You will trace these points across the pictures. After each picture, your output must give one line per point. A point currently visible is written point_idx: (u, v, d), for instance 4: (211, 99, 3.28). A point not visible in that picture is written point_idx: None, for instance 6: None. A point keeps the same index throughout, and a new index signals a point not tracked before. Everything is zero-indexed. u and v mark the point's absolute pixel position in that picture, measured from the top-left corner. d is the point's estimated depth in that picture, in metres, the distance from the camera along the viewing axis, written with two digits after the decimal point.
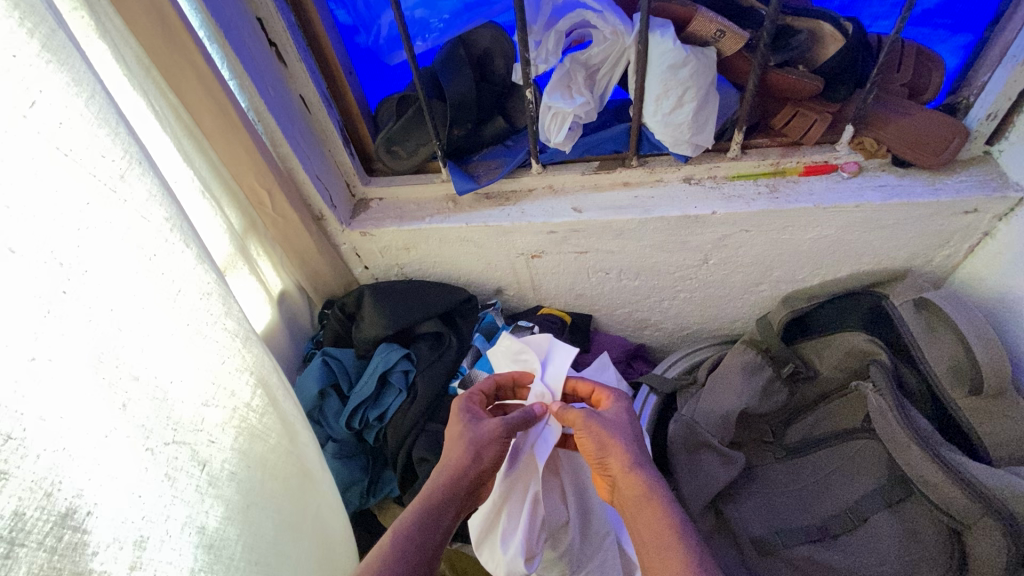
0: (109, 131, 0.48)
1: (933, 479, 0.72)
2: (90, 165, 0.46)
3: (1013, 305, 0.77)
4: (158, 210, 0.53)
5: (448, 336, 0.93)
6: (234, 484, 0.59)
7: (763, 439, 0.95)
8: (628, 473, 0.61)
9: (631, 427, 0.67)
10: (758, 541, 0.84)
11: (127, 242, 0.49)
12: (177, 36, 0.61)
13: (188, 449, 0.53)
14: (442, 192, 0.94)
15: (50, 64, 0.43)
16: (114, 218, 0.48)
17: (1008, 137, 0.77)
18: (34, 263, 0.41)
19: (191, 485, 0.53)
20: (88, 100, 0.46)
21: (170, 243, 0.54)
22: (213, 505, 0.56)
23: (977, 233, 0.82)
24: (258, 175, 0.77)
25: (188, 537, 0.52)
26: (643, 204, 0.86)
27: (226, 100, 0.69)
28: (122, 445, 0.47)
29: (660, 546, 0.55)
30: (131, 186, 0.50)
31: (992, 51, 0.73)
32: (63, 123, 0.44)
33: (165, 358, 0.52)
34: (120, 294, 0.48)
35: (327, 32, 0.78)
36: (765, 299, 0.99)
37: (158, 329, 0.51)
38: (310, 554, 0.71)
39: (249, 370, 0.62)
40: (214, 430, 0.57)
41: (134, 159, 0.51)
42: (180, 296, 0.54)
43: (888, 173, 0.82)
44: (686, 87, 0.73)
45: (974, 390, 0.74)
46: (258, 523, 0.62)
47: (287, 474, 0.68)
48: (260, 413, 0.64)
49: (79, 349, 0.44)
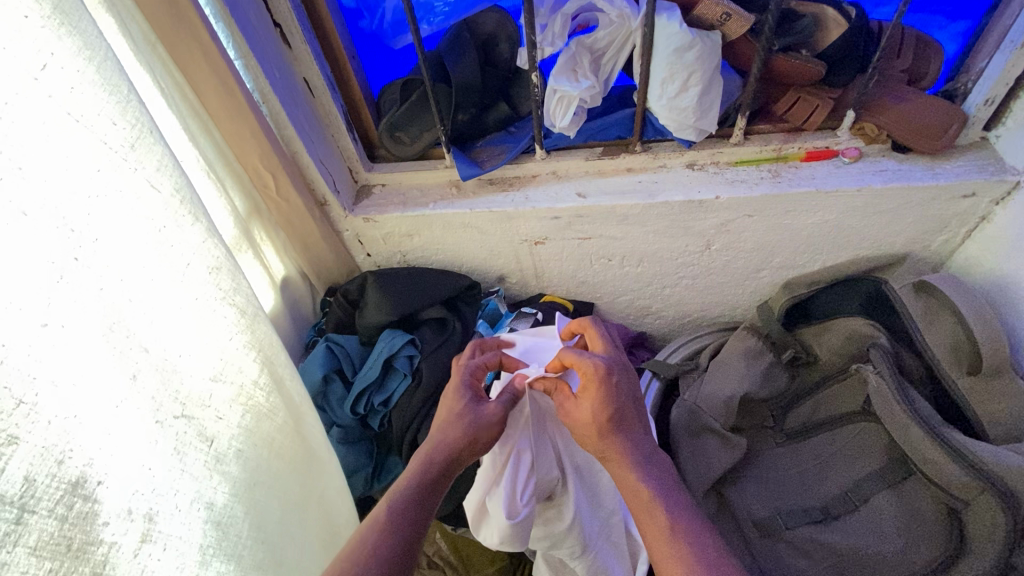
0: (119, 99, 0.48)
1: (932, 457, 0.73)
2: (100, 131, 0.45)
3: (1011, 287, 0.78)
4: (168, 182, 0.52)
5: (453, 321, 0.93)
6: (240, 462, 0.58)
7: (764, 424, 0.95)
8: (631, 475, 0.60)
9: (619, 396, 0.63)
10: (759, 521, 0.85)
11: (137, 212, 0.49)
12: (185, 15, 0.61)
13: (196, 424, 0.53)
14: (445, 178, 0.93)
15: (62, 29, 0.42)
16: (123, 188, 0.47)
17: (1005, 123, 0.79)
18: (44, 227, 0.40)
19: (199, 460, 0.53)
20: (99, 67, 0.46)
21: (179, 216, 0.53)
22: (220, 482, 0.55)
23: (975, 218, 0.84)
24: (262, 158, 0.76)
25: (197, 512, 0.52)
26: (647, 189, 0.87)
27: (232, 79, 0.68)
28: (131, 416, 0.46)
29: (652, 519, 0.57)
30: (142, 155, 0.50)
31: (989, 38, 0.74)
32: (74, 88, 0.43)
33: (173, 331, 0.51)
34: (128, 265, 0.47)
35: (332, 14, 0.77)
36: (765, 286, 1.00)
37: (166, 301, 0.51)
38: (315, 537, 0.71)
39: (256, 349, 0.62)
40: (222, 406, 0.56)
41: (144, 129, 0.50)
42: (189, 270, 0.54)
43: (888, 158, 0.83)
44: (692, 70, 0.73)
45: (972, 369, 0.76)
46: (263, 504, 0.61)
47: (293, 455, 0.68)
48: (267, 393, 0.64)
49: (88, 318, 0.43)
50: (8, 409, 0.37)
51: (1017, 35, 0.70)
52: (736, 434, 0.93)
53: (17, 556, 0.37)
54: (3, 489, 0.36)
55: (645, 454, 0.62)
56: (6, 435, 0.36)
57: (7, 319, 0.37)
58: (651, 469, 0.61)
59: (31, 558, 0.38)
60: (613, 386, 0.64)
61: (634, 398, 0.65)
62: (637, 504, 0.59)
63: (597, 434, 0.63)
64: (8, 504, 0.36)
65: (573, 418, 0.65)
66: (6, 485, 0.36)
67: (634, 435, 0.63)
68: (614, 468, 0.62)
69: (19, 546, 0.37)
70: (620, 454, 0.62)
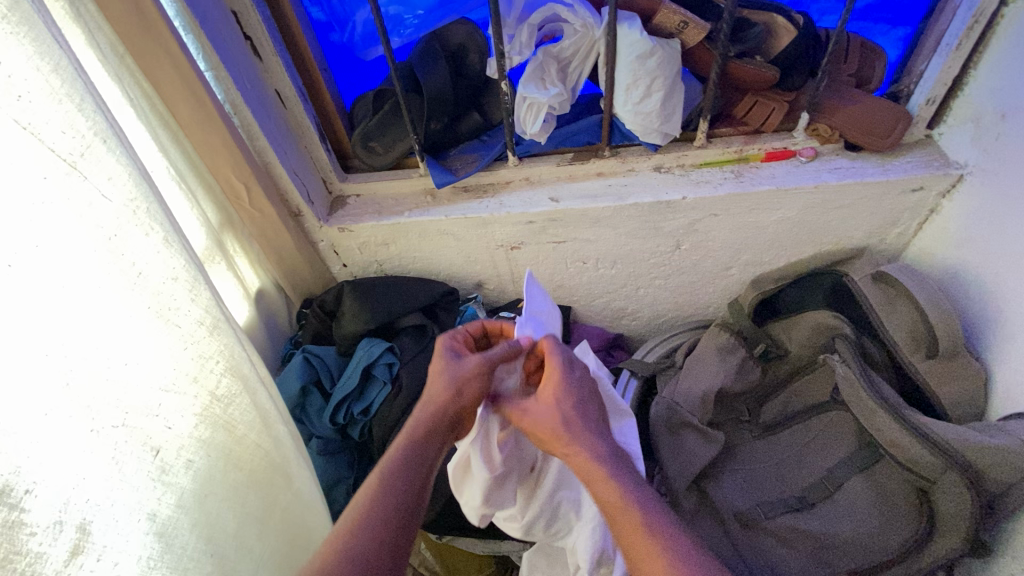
0: (74, 107, 0.47)
1: (897, 439, 0.76)
2: (48, 138, 0.45)
3: (960, 275, 0.83)
4: (120, 190, 0.52)
5: (431, 328, 0.94)
6: (191, 473, 0.57)
7: (740, 417, 0.97)
8: (597, 467, 0.60)
9: (569, 385, 0.66)
10: (741, 513, 0.86)
11: (85, 218, 0.48)
12: (153, 25, 0.62)
13: (140, 434, 0.52)
14: (420, 187, 0.94)
15: (15, 35, 0.42)
16: (71, 196, 0.47)
17: (947, 121, 0.84)
18: None
19: (141, 471, 0.52)
20: (51, 74, 0.45)
21: (131, 224, 0.52)
22: (165, 492, 0.54)
23: (925, 211, 0.89)
24: (234, 168, 0.77)
25: (137, 523, 0.51)
26: (617, 192, 0.89)
27: (203, 90, 0.69)
28: (65, 425, 0.45)
29: (621, 507, 0.56)
30: (94, 163, 0.49)
31: (926, 42, 0.80)
32: (23, 95, 0.43)
33: (120, 341, 0.50)
34: (68, 271, 0.46)
35: (302, 28, 0.78)
36: (735, 283, 1.03)
37: (112, 310, 0.50)
38: (275, 551, 0.69)
39: (216, 358, 0.61)
40: (171, 416, 0.55)
41: (100, 137, 0.50)
42: (141, 278, 0.53)
43: (842, 157, 0.88)
44: (654, 76, 0.76)
45: (930, 353, 0.79)
46: (217, 515, 0.60)
47: (255, 466, 0.67)
48: (226, 402, 0.63)
49: (15, 323, 0.42)
50: None
51: (951, 39, 0.76)
52: (714, 429, 0.94)
53: None
54: None
55: (610, 449, 0.62)
56: None
57: None
58: (618, 463, 0.60)
59: None
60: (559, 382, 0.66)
61: (584, 398, 0.67)
62: (605, 496, 0.58)
63: (557, 425, 0.63)
64: None
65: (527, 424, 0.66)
66: None
67: (593, 432, 0.63)
68: (579, 465, 0.61)
69: None
70: (581, 455, 0.61)
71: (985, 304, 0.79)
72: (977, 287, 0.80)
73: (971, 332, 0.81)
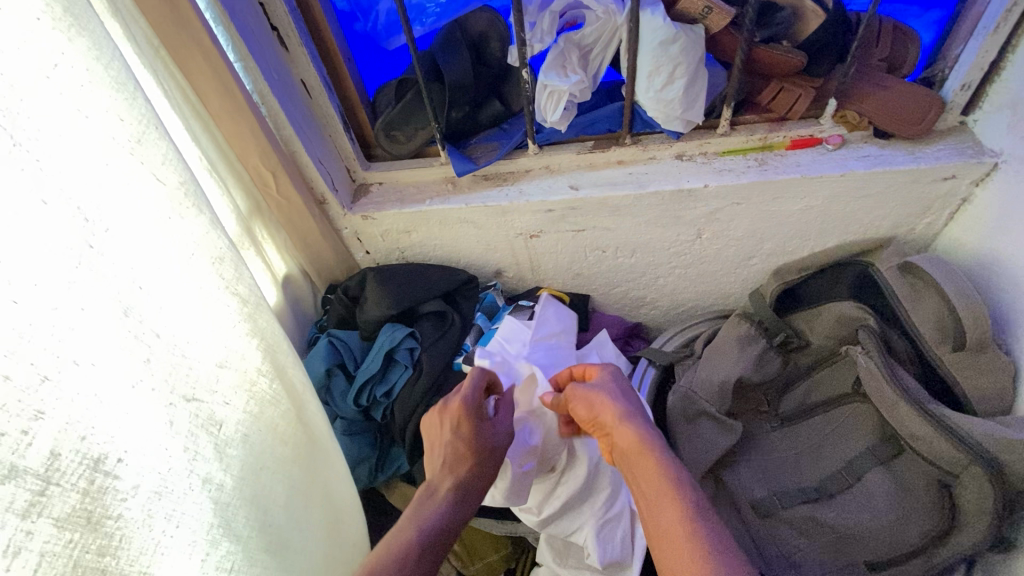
0: (126, 96, 0.50)
1: (919, 433, 0.75)
2: (108, 127, 0.47)
3: (993, 266, 0.81)
4: (173, 174, 0.54)
5: (451, 314, 0.96)
6: (247, 447, 0.60)
7: (759, 408, 0.97)
8: (642, 449, 0.61)
9: (623, 388, 0.71)
10: (758, 503, 0.87)
11: (145, 203, 0.50)
12: (185, 17, 0.64)
13: (204, 410, 0.54)
14: (441, 175, 0.96)
15: (71, 29, 0.44)
16: (131, 180, 0.49)
17: (982, 107, 0.81)
18: (60, 216, 0.42)
19: (208, 444, 0.54)
20: (106, 64, 0.47)
21: (184, 208, 0.55)
22: (227, 465, 0.56)
23: (956, 200, 0.86)
24: (261, 156, 0.79)
25: (207, 493, 0.53)
26: (637, 180, 0.89)
27: (232, 81, 0.71)
28: (147, 397, 0.48)
29: (659, 490, 0.57)
30: (148, 149, 0.51)
31: (963, 24, 0.77)
32: (83, 84, 0.45)
33: (182, 318, 0.53)
34: (135, 252, 0.49)
35: (327, 19, 0.80)
36: (756, 273, 1.02)
37: (175, 288, 0.53)
38: (320, 522, 0.72)
39: (258, 337, 0.63)
40: (227, 392, 0.58)
41: (150, 124, 0.52)
42: (193, 259, 0.55)
43: (871, 144, 0.86)
44: (678, 63, 0.76)
45: (957, 346, 0.78)
46: (267, 487, 0.62)
47: (297, 441, 0.69)
48: (270, 379, 0.65)
49: (99, 303, 0.44)
50: (33, 385, 0.38)
51: (989, 21, 0.73)
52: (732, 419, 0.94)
53: (43, 527, 0.38)
54: (29, 461, 0.38)
55: (656, 436, 0.63)
56: (32, 410, 0.38)
57: (27, 300, 0.39)
58: (665, 449, 0.61)
59: (55, 530, 0.39)
60: (602, 380, 0.72)
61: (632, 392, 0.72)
62: (645, 481, 0.59)
63: (608, 408, 0.67)
64: (34, 476, 0.38)
65: (580, 414, 0.71)
66: (33, 458, 0.38)
67: (644, 418, 0.66)
68: (623, 440, 0.64)
69: (43, 517, 0.38)
70: (625, 429, 0.64)
71: (1017, 297, 0.77)
72: (1010, 279, 0.78)
73: (1002, 324, 0.79)
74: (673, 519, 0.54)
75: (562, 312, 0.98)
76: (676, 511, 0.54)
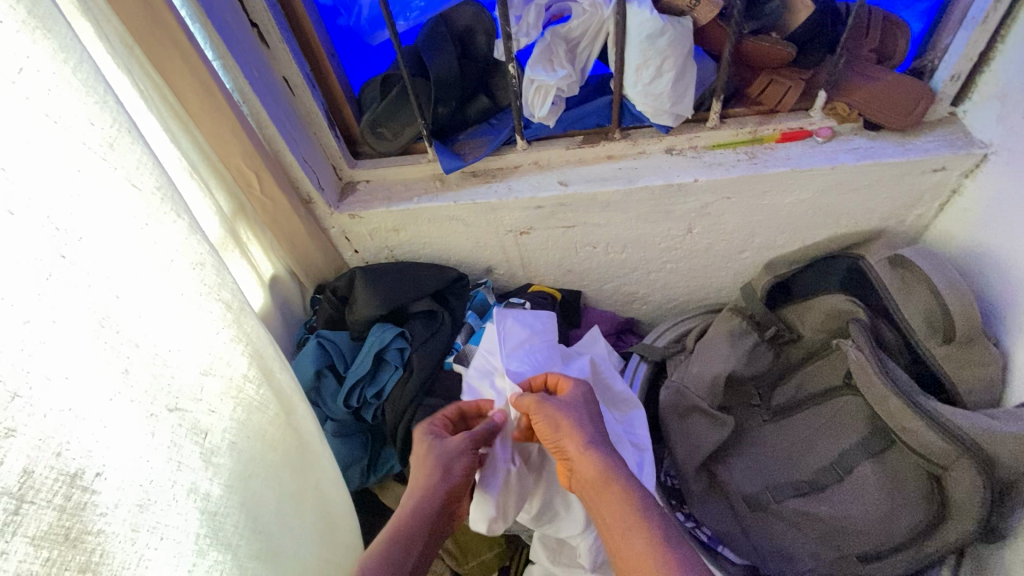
0: (96, 100, 0.48)
1: (910, 425, 0.75)
2: (79, 133, 0.46)
3: (983, 258, 0.81)
4: (148, 179, 0.53)
5: (441, 313, 0.95)
6: (234, 454, 0.59)
7: (750, 401, 0.96)
8: (608, 481, 0.61)
9: (588, 411, 0.70)
10: (749, 497, 0.87)
11: (120, 210, 0.49)
12: (160, 15, 0.62)
13: (188, 418, 0.53)
14: (429, 172, 0.94)
15: (37, 31, 0.43)
16: (105, 187, 0.48)
17: (972, 98, 0.81)
18: (30, 226, 0.41)
19: (194, 453, 0.53)
20: (74, 68, 0.46)
21: (161, 213, 0.54)
22: (214, 473, 0.55)
23: (946, 192, 0.86)
24: (245, 156, 0.77)
25: (193, 503, 0.52)
26: (626, 175, 0.88)
27: (211, 80, 0.69)
28: (127, 408, 0.47)
29: (626, 526, 0.57)
30: (122, 154, 0.50)
31: (953, 15, 0.77)
32: (51, 89, 0.44)
33: (162, 326, 0.52)
34: (111, 260, 0.47)
35: (310, 15, 0.78)
36: (748, 267, 1.02)
37: (153, 296, 0.51)
38: (313, 526, 0.71)
39: (244, 342, 0.62)
40: (213, 400, 0.57)
41: (123, 128, 0.51)
42: (172, 266, 0.54)
43: (860, 136, 0.85)
44: (665, 56, 0.74)
45: (947, 338, 0.78)
46: (257, 494, 0.62)
47: (287, 446, 0.68)
48: (257, 385, 0.64)
49: (72, 315, 0.43)
50: (4, 402, 0.37)
51: (978, 12, 0.73)
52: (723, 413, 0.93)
53: (17, 546, 0.37)
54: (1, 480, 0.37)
55: (623, 466, 0.63)
56: (4, 427, 0.37)
57: None
58: (632, 481, 0.61)
59: (31, 549, 0.38)
60: (568, 400, 0.71)
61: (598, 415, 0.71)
62: (612, 515, 0.59)
63: (571, 433, 0.66)
64: (7, 495, 0.37)
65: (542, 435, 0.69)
66: (6, 476, 0.37)
67: (610, 446, 0.65)
68: (588, 470, 0.63)
69: (17, 536, 0.37)
70: (589, 459, 0.63)
71: (1007, 288, 0.77)
72: (999, 270, 0.78)
73: (991, 316, 0.79)
74: (641, 554, 0.54)
75: (526, 318, 0.88)
76: (645, 549, 0.55)
